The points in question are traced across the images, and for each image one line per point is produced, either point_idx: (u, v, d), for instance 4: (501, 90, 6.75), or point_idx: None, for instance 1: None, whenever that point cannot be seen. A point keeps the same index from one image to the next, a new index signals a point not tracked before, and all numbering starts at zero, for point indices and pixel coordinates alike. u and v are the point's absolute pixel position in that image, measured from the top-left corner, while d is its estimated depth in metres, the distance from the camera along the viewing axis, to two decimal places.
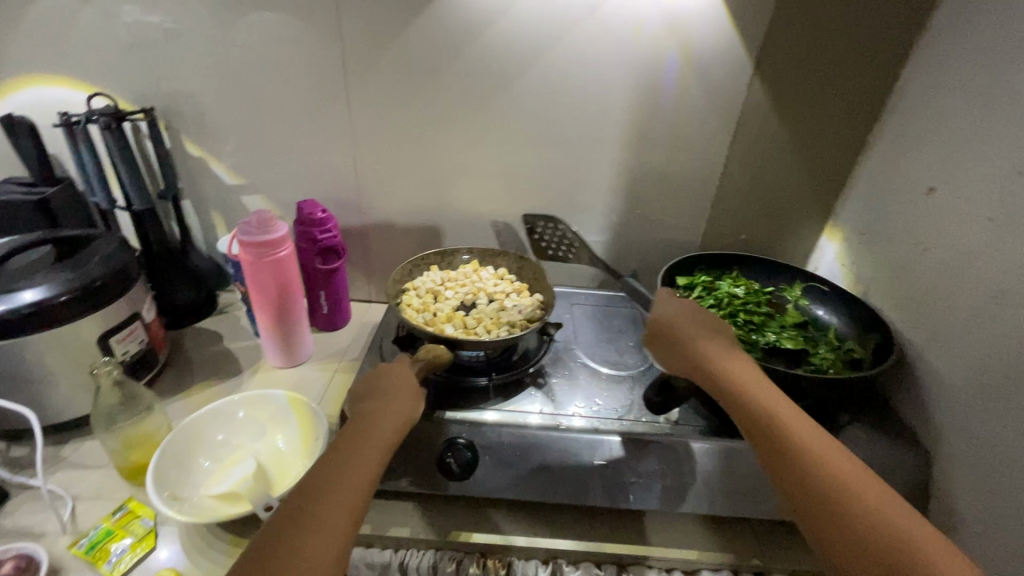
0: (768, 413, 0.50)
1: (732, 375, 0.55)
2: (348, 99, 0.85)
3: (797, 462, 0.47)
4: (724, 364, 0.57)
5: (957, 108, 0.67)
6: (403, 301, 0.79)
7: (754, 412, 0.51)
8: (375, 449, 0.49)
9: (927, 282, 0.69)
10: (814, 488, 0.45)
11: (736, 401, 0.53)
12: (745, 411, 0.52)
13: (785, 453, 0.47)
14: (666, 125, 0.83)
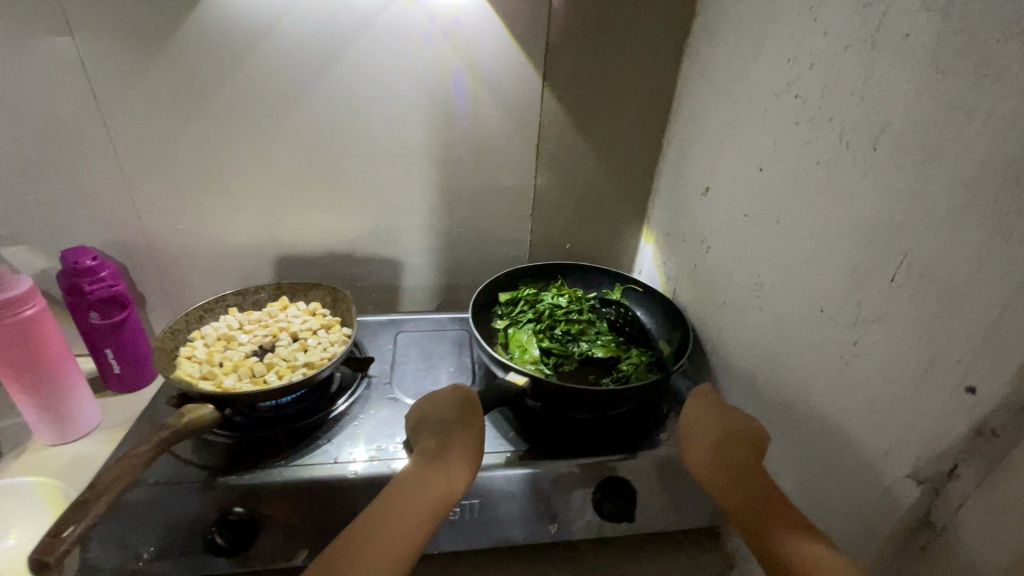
0: (801, 548, 0.45)
1: (751, 494, 0.51)
2: (109, 130, 0.75)
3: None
4: (742, 487, 0.52)
5: (714, 110, 0.71)
6: (184, 354, 0.70)
7: (786, 548, 0.46)
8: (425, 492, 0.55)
9: (708, 275, 0.73)
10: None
11: (764, 525, 0.48)
12: (777, 537, 0.47)
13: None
14: (467, 142, 0.83)
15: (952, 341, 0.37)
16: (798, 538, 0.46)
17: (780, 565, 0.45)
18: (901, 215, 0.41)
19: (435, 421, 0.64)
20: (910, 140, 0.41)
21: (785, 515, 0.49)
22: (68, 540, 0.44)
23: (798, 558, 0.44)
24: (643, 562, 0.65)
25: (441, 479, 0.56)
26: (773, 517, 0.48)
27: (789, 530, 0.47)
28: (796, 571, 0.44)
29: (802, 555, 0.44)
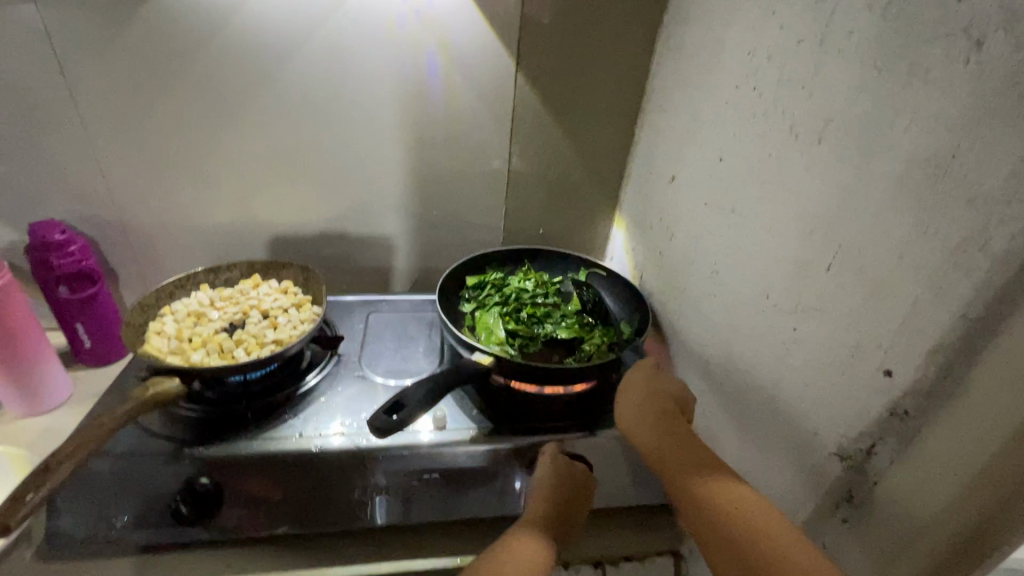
0: (712, 484, 0.47)
1: (671, 444, 0.54)
2: (77, 104, 0.74)
3: (728, 540, 0.43)
4: (664, 438, 0.54)
5: (680, 99, 0.72)
6: (153, 327, 0.71)
7: (700, 483, 0.48)
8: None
9: (670, 262, 0.75)
10: (742, 562, 0.42)
11: (681, 470, 0.50)
12: (692, 476, 0.49)
13: (717, 522, 0.44)
14: (439, 125, 0.84)
15: (876, 329, 0.39)
16: (710, 474, 0.49)
17: (694, 502, 0.47)
18: (838, 208, 0.43)
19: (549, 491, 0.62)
20: (849, 136, 0.43)
21: (697, 457, 0.51)
22: (31, 504, 0.46)
23: (711, 491, 0.47)
24: (598, 533, 0.68)
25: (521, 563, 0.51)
26: (688, 462, 0.51)
27: (701, 470, 0.49)
28: (710, 502, 0.46)
29: (715, 488, 0.47)
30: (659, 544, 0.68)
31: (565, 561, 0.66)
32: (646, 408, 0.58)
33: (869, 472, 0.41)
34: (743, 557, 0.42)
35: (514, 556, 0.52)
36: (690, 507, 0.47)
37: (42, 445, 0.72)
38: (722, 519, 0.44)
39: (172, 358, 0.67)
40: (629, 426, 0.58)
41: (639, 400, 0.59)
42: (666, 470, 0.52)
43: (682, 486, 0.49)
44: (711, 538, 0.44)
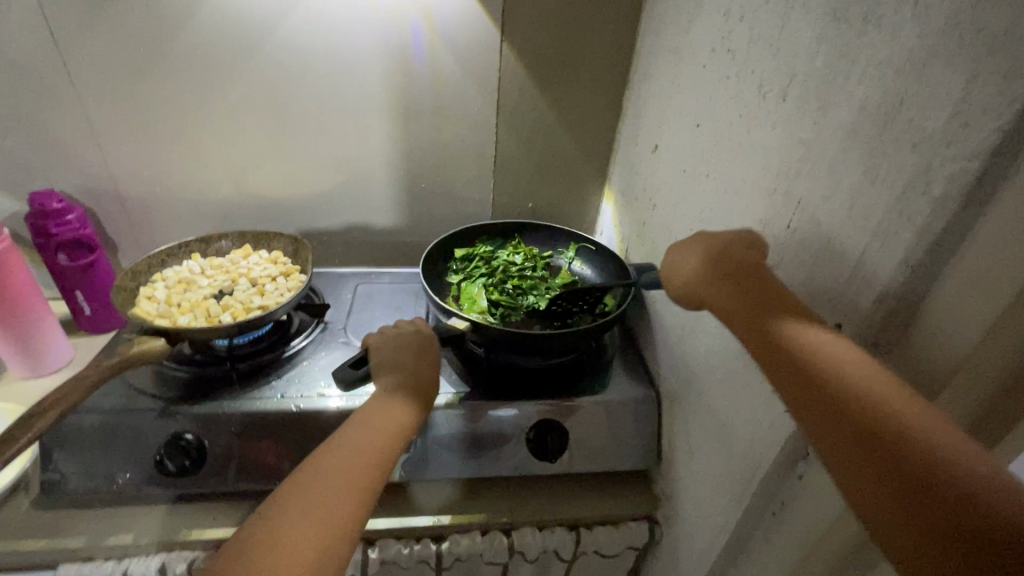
0: (803, 338, 0.37)
1: (743, 297, 0.42)
2: (70, 72, 0.76)
3: (825, 392, 0.34)
4: (733, 291, 0.43)
5: (664, 66, 0.71)
6: (144, 293, 0.73)
7: (786, 338, 0.38)
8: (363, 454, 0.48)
9: (653, 231, 0.74)
10: (841, 431, 0.32)
11: (758, 327, 0.40)
12: (773, 332, 0.39)
13: (807, 386, 0.35)
14: (426, 96, 0.84)
15: (829, 283, 0.39)
16: (804, 325, 0.38)
17: (778, 351, 0.38)
18: (798, 163, 0.43)
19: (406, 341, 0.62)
20: (810, 90, 0.42)
21: (783, 305, 0.40)
22: (18, 448, 0.47)
23: (801, 347, 0.37)
24: (574, 499, 0.69)
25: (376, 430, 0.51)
26: (766, 311, 0.40)
27: (793, 320, 0.39)
28: (796, 359, 0.36)
29: (810, 344, 0.36)
30: (635, 509, 0.69)
31: (541, 524, 0.67)
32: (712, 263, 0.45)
33: None
34: (842, 425, 0.32)
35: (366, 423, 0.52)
36: (775, 365, 0.38)
37: None
38: (815, 383, 0.35)
39: (161, 321, 0.69)
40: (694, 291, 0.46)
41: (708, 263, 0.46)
42: (742, 329, 0.41)
43: (764, 343, 0.39)
44: (802, 406, 0.35)
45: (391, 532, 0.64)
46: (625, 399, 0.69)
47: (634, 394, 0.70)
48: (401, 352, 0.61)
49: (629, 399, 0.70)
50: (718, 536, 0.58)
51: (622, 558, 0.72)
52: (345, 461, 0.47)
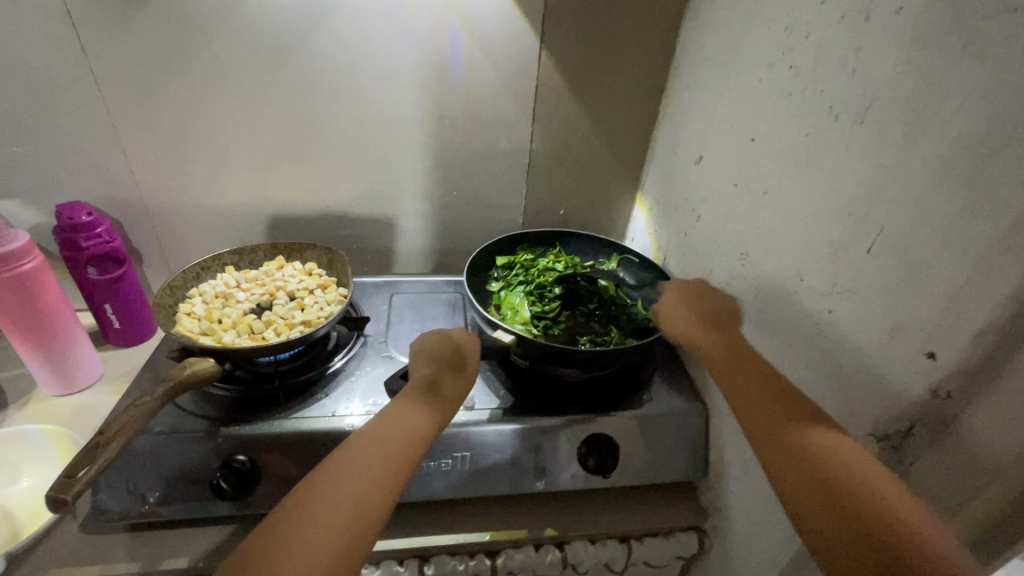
0: (813, 437, 0.42)
1: (757, 393, 0.48)
2: (98, 83, 0.74)
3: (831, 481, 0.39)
4: (745, 384, 0.49)
5: (709, 77, 0.70)
6: (183, 309, 0.72)
7: (796, 439, 0.43)
8: (391, 448, 0.49)
9: (697, 242, 0.74)
10: (836, 514, 0.38)
11: (771, 421, 0.45)
12: (784, 428, 0.44)
13: (816, 474, 0.40)
14: (461, 105, 0.83)
15: (918, 313, 0.40)
16: (812, 428, 0.43)
17: (788, 445, 0.43)
18: (878, 190, 0.43)
19: (442, 346, 0.63)
20: (895, 116, 0.42)
21: (791, 407, 0.46)
22: (84, 481, 0.47)
23: (813, 447, 0.41)
24: (623, 511, 0.70)
25: (406, 424, 0.52)
26: (783, 414, 0.45)
27: (800, 422, 0.44)
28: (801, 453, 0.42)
29: (819, 443, 0.42)
30: (683, 520, 0.70)
31: (592, 538, 0.68)
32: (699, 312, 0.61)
33: (904, 455, 0.41)
34: (836, 510, 0.38)
35: (398, 416, 0.53)
36: (783, 457, 0.42)
37: (79, 422, 0.74)
38: (819, 472, 0.40)
39: (204, 339, 0.68)
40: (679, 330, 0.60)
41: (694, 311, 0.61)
42: (757, 420, 0.46)
43: (774, 437, 0.44)
44: (801, 489, 0.40)
45: (445, 549, 0.64)
46: (672, 413, 0.70)
47: (680, 406, 0.71)
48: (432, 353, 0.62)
49: (676, 412, 0.70)
50: (777, 550, 0.58)
51: (668, 568, 0.73)
52: (374, 454, 0.48)
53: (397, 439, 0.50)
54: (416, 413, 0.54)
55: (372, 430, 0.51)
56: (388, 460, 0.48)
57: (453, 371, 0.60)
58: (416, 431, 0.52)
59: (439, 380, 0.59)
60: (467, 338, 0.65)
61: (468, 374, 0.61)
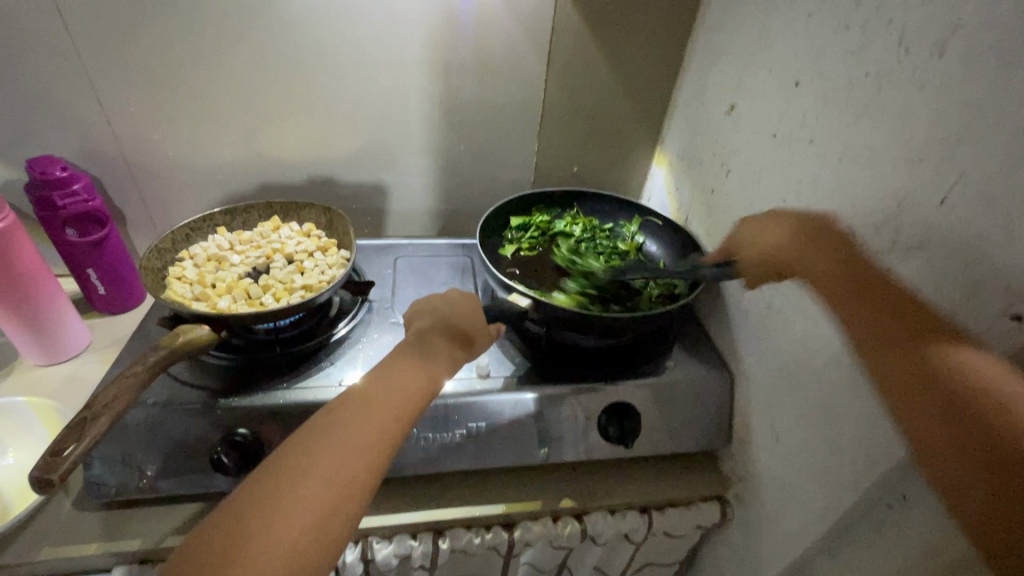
0: (948, 358, 0.35)
1: (871, 300, 0.41)
2: (65, 20, 0.66)
3: (991, 422, 0.32)
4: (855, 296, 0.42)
5: (746, 15, 0.64)
6: (172, 273, 0.66)
7: (943, 363, 0.35)
8: (384, 411, 0.43)
9: (726, 199, 0.69)
10: (955, 438, 0.33)
11: (893, 337, 0.38)
12: (914, 347, 0.37)
13: (940, 390, 0.35)
14: (471, 50, 0.76)
15: (1002, 267, 0.36)
16: (955, 346, 0.36)
17: (937, 371, 0.35)
18: (960, 132, 0.39)
19: (438, 307, 0.57)
20: (984, 45, 0.37)
21: (922, 323, 0.38)
22: (72, 458, 0.43)
23: (955, 368, 0.35)
24: (643, 481, 0.67)
25: (402, 384, 0.46)
26: (908, 332, 0.38)
27: (932, 339, 0.37)
28: (953, 378, 0.34)
29: (958, 362, 0.35)
30: (704, 489, 0.68)
31: (611, 508, 0.65)
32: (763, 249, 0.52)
33: None
34: (965, 434, 0.33)
35: (391, 375, 0.47)
36: (900, 368, 0.37)
37: (66, 394, 0.69)
38: (951, 390, 0.34)
39: (197, 305, 0.63)
40: (775, 260, 0.51)
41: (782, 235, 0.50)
42: (885, 349, 0.39)
43: (908, 360, 0.37)
44: (925, 410, 0.35)
45: (460, 522, 0.62)
46: (698, 380, 0.66)
47: (706, 373, 0.67)
48: (431, 309, 0.57)
49: (701, 380, 0.67)
50: (809, 521, 0.56)
51: (688, 537, 0.72)
52: (364, 416, 0.42)
53: (390, 400, 0.44)
54: (413, 373, 0.48)
55: (362, 390, 0.45)
56: (381, 424, 0.42)
57: (453, 332, 0.55)
58: (412, 393, 0.46)
59: (437, 338, 0.53)
60: (464, 299, 0.59)
61: (469, 336, 0.55)
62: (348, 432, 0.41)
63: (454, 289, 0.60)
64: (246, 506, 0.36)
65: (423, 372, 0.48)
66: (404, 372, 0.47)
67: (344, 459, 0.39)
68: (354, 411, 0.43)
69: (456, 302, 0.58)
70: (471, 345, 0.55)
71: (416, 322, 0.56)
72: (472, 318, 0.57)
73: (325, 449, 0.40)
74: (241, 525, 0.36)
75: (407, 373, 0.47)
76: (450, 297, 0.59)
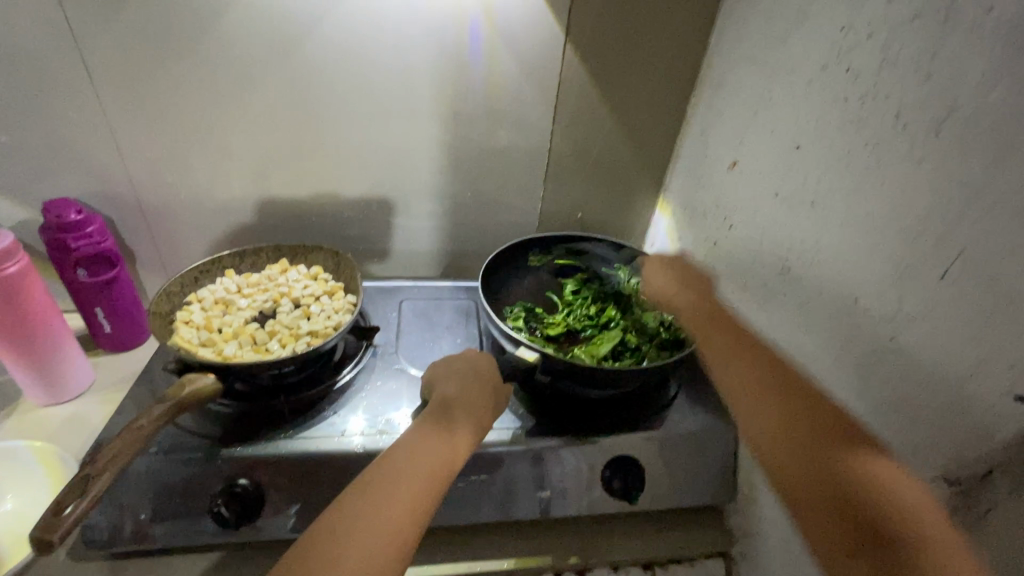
0: (869, 467, 0.41)
1: (797, 406, 0.48)
2: (90, 72, 0.68)
3: (836, 494, 0.42)
4: (793, 400, 0.48)
5: (747, 78, 0.66)
6: (179, 318, 0.67)
7: (844, 467, 0.42)
8: (413, 481, 0.44)
9: (729, 252, 0.70)
10: (834, 510, 0.42)
11: (811, 436, 0.45)
12: (830, 448, 0.44)
13: (839, 490, 0.42)
14: (479, 102, 0.79)
15: (1007, 346, 0.36)
16: (863, 451, 0.43)
17: (835, 476, 0.42)
18: (959, 209, 0.40)
19: (457, 370, 0.58)
20: (980, 129, 0.38)
21: (837, 431, 0.45)
22: (72, 519, 0.43)
23: (861, 472, 0.41)
24: (647, 536, 0.66)
25: (427, 453, 0.47)
26: (819, 436, 0.45)
27: (846, 445, 0.43)
28: (849, 477, 0.41)
29: (871, 471, 0.41)
30: (708, 546, 0.67)
31: (613, 565, 0.64)
32: (672, 291, 0.68)
33: (982, 500, 0.39)
34: (846, 512, 0.41)
35: (418, 443, 0.48)
36: (814, 466, 0.44)
37: (66, 437, 0.69)
38: (850, 493, 0.41)
39: (204, 351, 0.63)
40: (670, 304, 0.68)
41: (689, 301, 0.65)
42: (761, 427, 0.49)
43: (776, 440, 0.47)
44: (827, 507, 0.42)
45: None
46: (701, 434, 0.66)
47: (710, 426, 0.67)
48: (454, 373, 0.58)
49: (705, 433, 0.66)
50: None
51: None
52: (393, 488, 0.43)
53: (418, 471, 0.45)
54: (439, 441, 0.48)
55: (392, 460, 0.46)
56: (409, 496, 0.43)
57: (475, 393, 0.55)
58: (439, 464, 0.47)
59: (458, 401, 0.54)
60: (484, 361, 0.60)
61: (491, 398, 0.56)
62: (380, 506, 0.42)
63: (474, 351, 0.62)
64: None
65: (450, 440, 0.49)
66: (429, 440, 0.48)
67: (375, 535, 0.40)
68: (385, 482, 0.44)
69: (474, 364, 0.60)
70: (494, 407, 0.56)
71: (440, 388, 0.56)
72: (492, 380, 0.58)
73: (358, 523, 0.40)
74: None
75: (434, 441, 0.48)
76: (471, 359, 0.60)
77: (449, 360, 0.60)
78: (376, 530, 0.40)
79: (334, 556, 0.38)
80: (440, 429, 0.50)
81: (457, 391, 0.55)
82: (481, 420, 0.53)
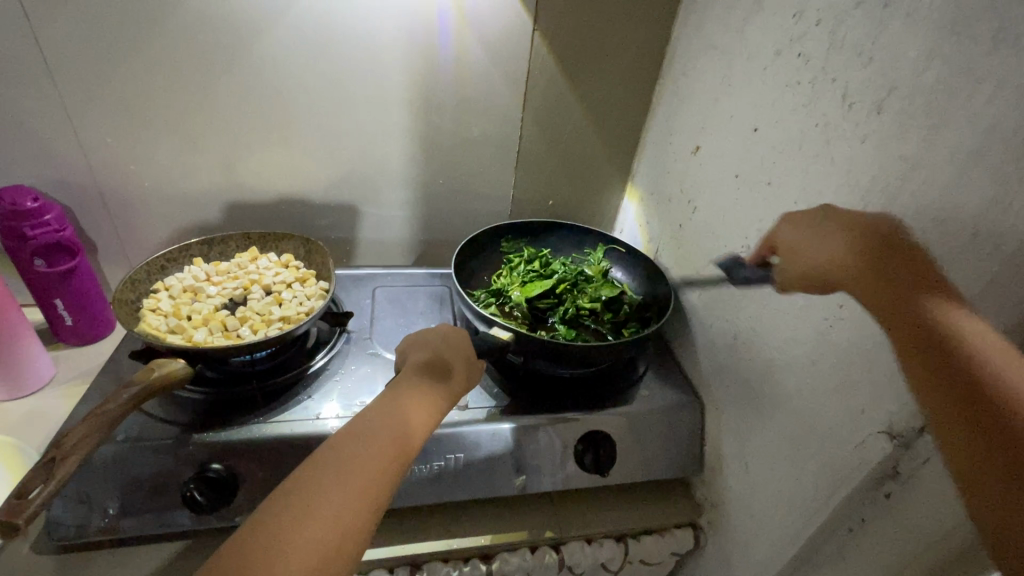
0: (949, 319, 0.37)
1: (881, 266, 0.42)
2: (44, 52, 0.66)
3: (944, 360, 0.36)
4: (883, 258, 0.42)
5: (709, 65, 0.69)
6: (145, 305, 0.66)
7: (927, 316, 0.38)
8: (385, 448, 0.45)
9: (693, 234, 0.72)
10: (923, 357, 0.38)
11: (894, 294, 0.41)
12: (912, 299, 0.39)
13: (932, 343, 0.37)
14: (450, 88, 0.79)
15: None
16: (949, 304, 0.38)
17: (922, 327, 0.38)
18: (898, 183, 0.43)
19: (427, 343, 0.59)
20: (915, 107, 0.41)
21: (915, 274, 0.40)
22: (37, 503, 0.42)
23: (941, 326, 0.37)
24: (619, 509, 0.68)
25: (399, 420, 0.48)
26: (905, 284, 0.40)
27: (926, 291, 0.39)
28: (937, 327, 0.37)
29: (952, 324, 0.37)
30: (677, 516, 0.70)
31: (588, 537, 0.66)
32: (806, 252, 0.49)
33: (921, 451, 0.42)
34: (933, 365, 0.37)
35: (389, 412, 0.49)
36: (903, 322, 0.40)
37: (26, 430, 0.67)
38: (937, 345, 0.37)
39: (172, 337, 0.62)
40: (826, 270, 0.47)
41: (846, 247, 0.45)
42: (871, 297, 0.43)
43: (895, 307, 0.41)
44: (928, 366, 0.37)
45: (438, 555, 0.62)
46: (669, 408, 0.69)
47: (678, 401, 0.70)
48: (424, 346, 0.59)
49: (673, 408, 0.69)
50: (776, 545, 0.58)
51: (662, 564, 0.73)
52: (365, 453, 0.44)
53: (390, 437, 0.46)
54: (410, 410, 0.49)
55: (363, 426, 0.47)
56: (380, 462, 0.44)
57: (445, 366, 0.56)
58: (410, 431, 0.48)
59: (429, 372, 0.55)
60: (455, 334, 0.61)
61: (462, 369, 0.57)
62: (353, 470, 0.43)
63: (444, 326, 0.63)
64: (256, 541, 0.38)
65: (421, 408, 0.50)
66: (400, 409, 0.49)
67: (348, 497, 0.41)
68: (357, 448, 0.44)
69: (444, 338, 0.61)
70: (464, 379, 0.57)
71: (409, 360, 0.57)
72: (462, 352, 0.59)
73: (331, 485, 0.41)
74: (252, 559, 0.36)
75: (406, 408, 0.49)
76: (440, 332, 0.61)
77: (422, 334, 0.61)
78: (349, 492, 0.41)
79: (301, 512, 0.39)
80: (411, 397, 0.51)
81: (427, 362, 0.56)
82: (450, 390, 0.54)
